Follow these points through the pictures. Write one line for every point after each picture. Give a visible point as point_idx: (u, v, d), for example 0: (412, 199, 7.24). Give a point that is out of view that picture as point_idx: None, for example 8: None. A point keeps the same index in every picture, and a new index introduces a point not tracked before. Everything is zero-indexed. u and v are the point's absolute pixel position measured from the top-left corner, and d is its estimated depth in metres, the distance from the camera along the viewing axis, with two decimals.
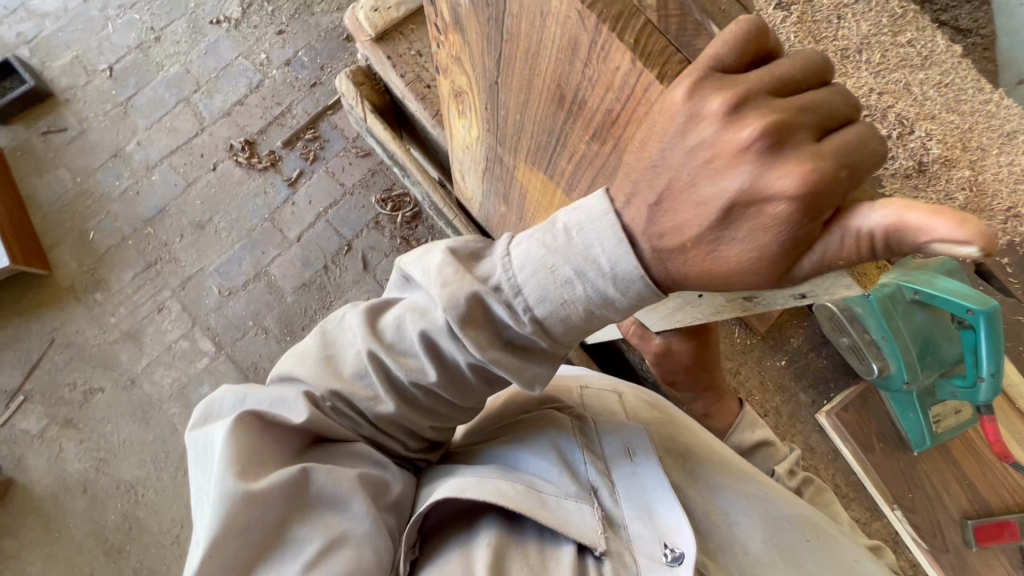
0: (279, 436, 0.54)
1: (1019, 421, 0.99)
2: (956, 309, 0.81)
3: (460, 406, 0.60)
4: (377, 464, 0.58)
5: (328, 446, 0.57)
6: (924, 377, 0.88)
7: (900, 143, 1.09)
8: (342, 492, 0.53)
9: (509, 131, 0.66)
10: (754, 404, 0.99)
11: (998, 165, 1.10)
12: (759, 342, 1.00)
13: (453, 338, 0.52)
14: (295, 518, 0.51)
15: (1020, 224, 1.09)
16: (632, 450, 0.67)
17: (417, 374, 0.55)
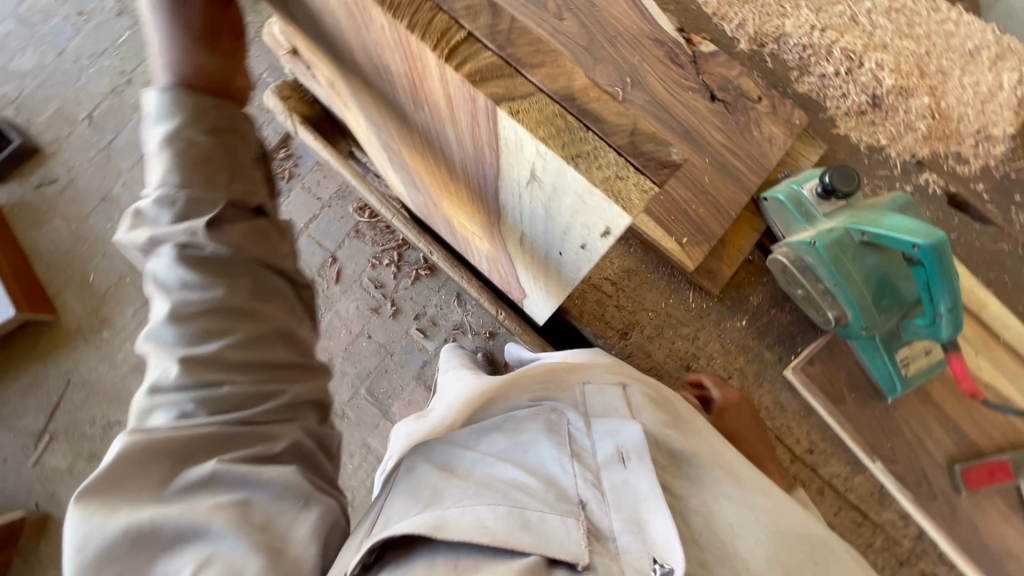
0: (129, 484, 0.48)
1: (1005, 356, 0.93)
2: (902, 245, 0.76)
3: (231, 301, 0.53)
4: (243, 478, 0.51)
5: (176, 473, 0.50)
6: (883, 321, 0.83)
7: (849, 80, 1.03)
8: (198, 526, 0.48)
9: (381, 129, 0.60)
10: (716, 368, 0.96)
11: (961, 88, 1.02)
12: (717, 304, 0.97)
13: (158, 252, 0.53)
14: (163, 556, 0.47)
15: (992, 146, 1.02)
16: (625, 455, 0.64)
17: (179, 343, 0.52)
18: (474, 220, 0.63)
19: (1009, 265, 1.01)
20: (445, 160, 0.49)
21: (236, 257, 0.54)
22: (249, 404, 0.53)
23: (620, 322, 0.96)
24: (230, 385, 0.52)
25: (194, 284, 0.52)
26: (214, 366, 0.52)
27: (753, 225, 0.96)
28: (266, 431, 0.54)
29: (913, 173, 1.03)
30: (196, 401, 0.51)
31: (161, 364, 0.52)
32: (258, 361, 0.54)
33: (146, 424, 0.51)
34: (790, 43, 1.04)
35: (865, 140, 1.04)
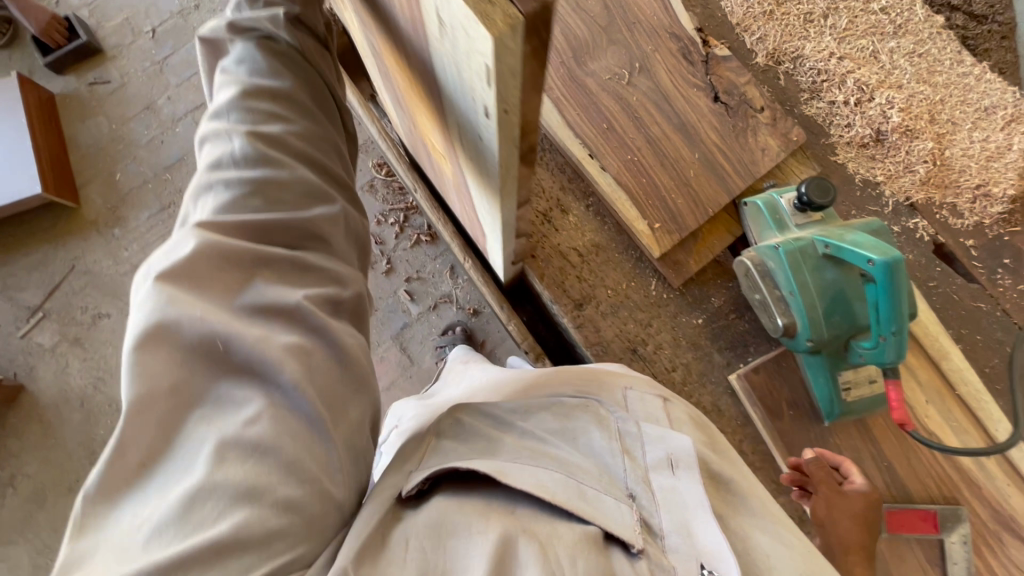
0: (204, 285, 0.45)
1: (957, 410, 0.91)
2: (859, 261, 0.76)
3: (304, 99, 0.54)
4: (316, 331, 0.48)
5: (249, 289, 0.47)
6: (831, 337, 0.83)
7: (857, 111, 1.04)
8: (267, 364, 0.43)
9: (367, 24, 0.60)
10: (662, 358, 0.96)
11: (969, 141, 1.01)
12: (677, 297, 0.98)
13: (241, 40, 0.54)
14: (224, 382, 0.43)
15: (991, 204, 1.00)
16: (674, 463, 0.61)
17: (249, 120, 0.51)
18: (437, 131, 0.65)
19: (983, 325, 0.99)
20: (402, 41, 0.51)
21: (302, 59, 0.54)
22: (305, 204, 0.52)
23: (576, 293, 0.98)
24: (303, 171, 0.52)
25: (266, 70, 0.53)
26: (279, 147, 0.52)
27: (729, 228, 0.98)
28: (333, 273, 0.54)
29: (904, 216, 1.03)
30: (261, 184, 0.50)
31: (226, 143, 0.51)
32: (315, 160, 0.54)
33: (202, 196, 0.50)
34: (806, 65, 1.06)
35: (861, 173, 1.04)
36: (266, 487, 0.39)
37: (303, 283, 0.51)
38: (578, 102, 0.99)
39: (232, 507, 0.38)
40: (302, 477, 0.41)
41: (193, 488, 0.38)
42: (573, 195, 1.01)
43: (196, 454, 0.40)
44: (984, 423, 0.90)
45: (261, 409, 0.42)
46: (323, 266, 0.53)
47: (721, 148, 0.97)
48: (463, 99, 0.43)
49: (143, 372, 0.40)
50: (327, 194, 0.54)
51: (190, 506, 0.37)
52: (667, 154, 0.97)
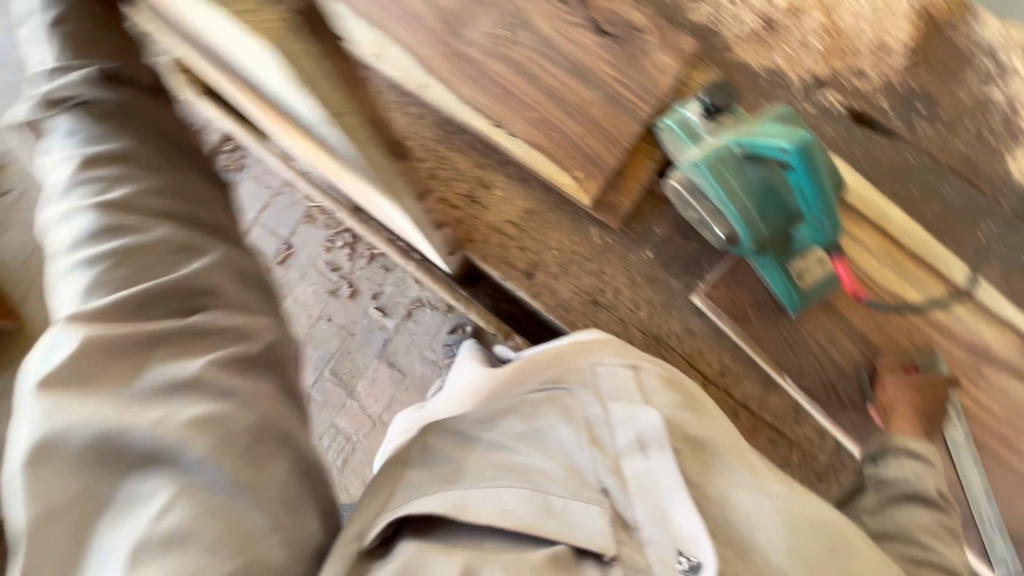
0: (88, 383, 0.42)
1: (911, 265, 0.93)
2: (773, 153, 0.78)
3: (148, 154, 0.52)
4: (229, 399, 0.46)
5: (143, 373, 0.45)
6: (771, 232, 0.84)
7: (741, 5, 1.04)
8: (169, 452, 0.42)
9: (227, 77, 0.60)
10: (624, 301, 0.96)
11: (856, 4, 1.01)
12: (620, 238, 0.97)
13: (53, 109, 0.50)
14: (138, 480, 0.42)
15: (892, 58, 1.01)
16: (646, 445, 0.63)
17: (87, 187, 0.48)
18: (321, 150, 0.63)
19: (917, 177, 0.99)
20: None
21: (129, 114, 0.52)
22: (177, 259, 0.49)
23: (524, 263, 0.97)
24: (162, 229, 0.49)
25: (95, 132, 0.50)
26: (128, 204, 0.48)
27: (651, 154, 0.97)
28: (241, 330, 0.50)
29: (815, 92, 1.03)
30: (117, 251, 0.47)
31: (70, 216, 0.47)
32: (174, 208, 0.51)
33: (60, 277, 0.47)
34: None
35: (762, 64, 1.03)
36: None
37: (196, 351, 0.47)
38: (464, 73, 0.96)
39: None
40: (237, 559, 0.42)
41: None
42: (493, 168, 0.99)
43: (123, 559, 0.40)
44: (940, 272, 0.92)
45: (177, 499, 0.42)
46: (229, 324, 0.49)
47: (621, 80, 0.96)
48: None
49: (35, 495, 0.39)
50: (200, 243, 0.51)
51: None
52: (568, 100, 0.95)
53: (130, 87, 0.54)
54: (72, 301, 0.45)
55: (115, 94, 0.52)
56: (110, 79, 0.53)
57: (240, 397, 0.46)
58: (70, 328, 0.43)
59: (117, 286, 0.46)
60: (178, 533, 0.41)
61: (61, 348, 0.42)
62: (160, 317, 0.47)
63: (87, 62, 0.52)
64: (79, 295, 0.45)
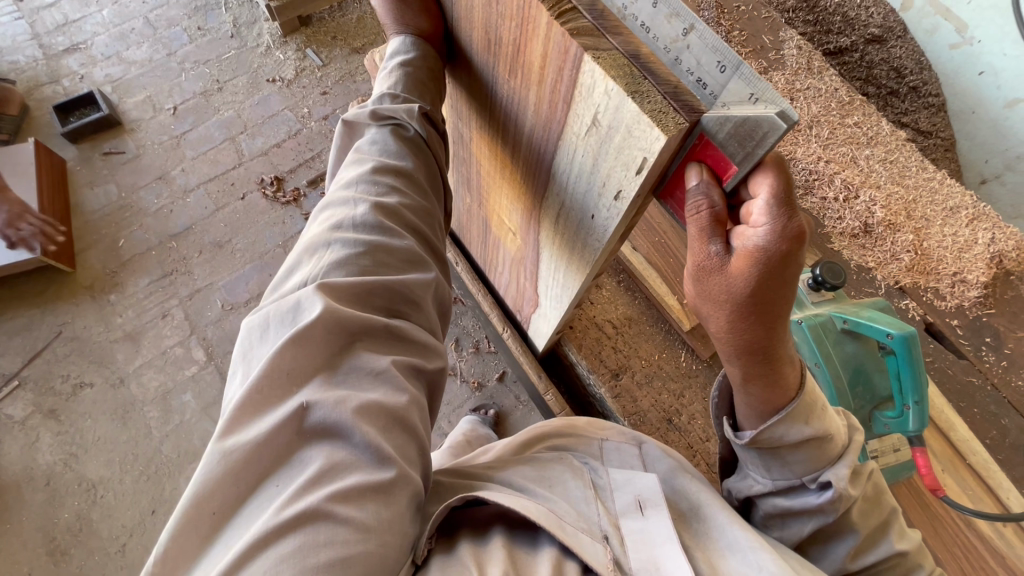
0: (310, 349, 0.52)
1: (970, 478, 0.97)
2: (877, 335, 0.84)
3: (420, 185, 0.62)
4: (398, 391, 0.55)
5: (354, 357, 0.54)
6: (855, 406, 0.90)
7: (845, 206, 1.19)
8: (343, 426, 0.50)
9: (471, 142, 0.72)
10: (695, 428, 0.99)
11: (942, 235, 1.17)
12: (705, 367, 1.03)
13: (373, 123, 0.62)
14: (307, 443, 0.50)
15: (968, 289, 1.14)
16: (643, 505, 0.65)
17: (374, 192, 0.58)
18: (518, 214, 0.73)
19: (977, 399, 1.07)
20: (511, 135, 0.59)
21: (423, 146, 0.63)
22: (405, 270, 0.59)
23: (612, 363, 1.02)
24: (407, 242, 0.59)
25: (393, 152, 0.60)
26: (396, 217, 0.59)
27: None
28: (424, 345, 0.61)
29: (896, 297, 1.14)
30: (372, 248, 0.57)
31: (348, 207, 0.58)
32: (419, 231, 0.62)
33: (321, 251, 0.57)
34: (799, 166, 1.23)
35: (855, 260, 1.17)
36: (315, 552, 0.43)
37: (391, 347, 0.57)
38: None
39: (291, 556, 0.42)
40: (354, 543, 0.45)
41: (256, 539, 0.43)
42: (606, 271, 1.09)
43: (266, 509, 0.46)
44: (995, 491, 0.95)
45: (326, 469, 0.48)
46: (415, 335, 0.60)
47: None
48: (591, 184, 0.50)
49: (235, 435, 0.48)
50: (422, 262, 0.62)
51: (251, 554, 0.42)
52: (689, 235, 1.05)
53: (430, 123, 0.63)
54: (325, 270, 0.55)
55: (421, 128, 0.61)
56: (426, 116, 0.62)
57: (406, 394, 0.55)
58: (320, 294, 0.53)
59: (361, 274, 0.56)
60: (313, 500, 0.45)
61: (313, 309, 0.52)
62: (378, 310, 0.57)
63: (414, 98, 0.60)
64: (334, 268, 0.56)
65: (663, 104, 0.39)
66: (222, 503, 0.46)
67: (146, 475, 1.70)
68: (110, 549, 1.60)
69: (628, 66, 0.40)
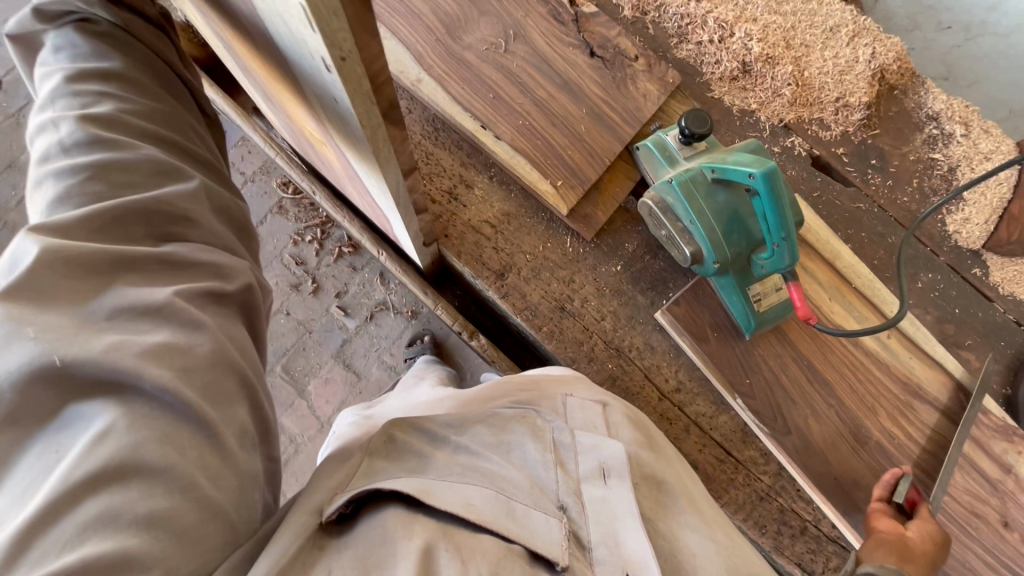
0: (55, 295, 0.41)
1: (858, 302, 0.99)
2: (740, 178, 0.81)
3: (146, 82, 0.53)
4: (192, 327, 0.44)
5: (111, 293, 0.43)
6: (733, 255, 0.87)
7: (723, 47, 1.10)
8: (123, 373, 0.39)
9: (233, 45, 0.61)
10: (590, 310, 0.97)
11: (823, 59, 1.10)
12: (592, 248, 1.00)
13: (50, 25, 0.52)
14: (75, 399, 0.39)
15: (852, 113, 1.10)
16: (608, 473, 0.62)
17: (79, 105, 0.49)
18: (310, 118, 0.62)
19: (864, 224, 1.08)
20: (240, 20, 0.49)
21: (130, 37, 0.54)
22: (156, 182, 0.49)
23: (496, 264, 0.97)
24: (147, 149, 0.50)
25: (89, 51, 0.51)
26: (120, 126, 0.49)
27: (628, 174, 1.01)
28: (215, 264, 0.50)
29: (781, 136, 1.10)
30: (99, 169, 0.47)
31: (53, 132, 0.48)
32: (163, 137, 0.52)
33: (36, 193, 0.47)
34: (669, 12, 1.12)
35: (738, 105, 1.10)
36: (131, 509, 0.37)
37: (173, 276, 0.47)
38: (458, 74, 0.98)
39: (93, 524, 0.35)
40: (176, 495, 0.38)
41: (34, 520, 0.35)
42: (475, 169, 1.01)
43: (48, 476, 0.36)
44: (880, 308, 0.99)
45: (113, 426, 0.38)
46: (200, 256, 0.49)
47: (607, 100, 1.00)
48: (307, 63, 0.41)
49: None
50: (180, 172, 0.51)
51: (34, 537, 0.34)
52: (554, 111, 0.98)
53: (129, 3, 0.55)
54: (47, 209, 0.46)
55: (109, 14, 0.53)
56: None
57: (204, 332, 0.45)
58: (35, 238, 0.41)
59: (91, 203, 0.46)
60: (101, 461, 0.36)
61: (26, 257, 0.40)
62: (142, 242, 0.47)
63: None
64: (56, 206, 0.45)
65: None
66: None
67: None
68: None
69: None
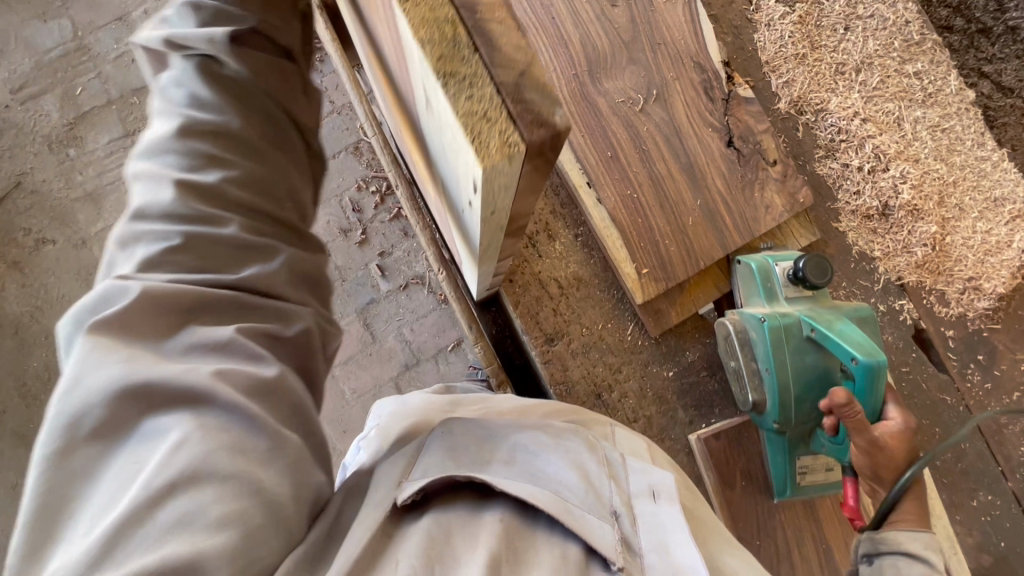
0: (135, 331, 0.41)
1: None
2: (842, 354, 0.73)
3: (253, 140, 0.48)
4: (256, 355, 0.44)
5: (193, 328, 0.43)
6: (796, 422, 0.81)
7: (869, 179, 0.99)
8: (199, 389, 0.40)
9: (382, 80, 0.62)
10: (625, 408, 0.92)
11: (973, 230, 0.98)
12: (652, 346, 0.93)
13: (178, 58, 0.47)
14: (148, 415, 0.39)
15: (979, 298, 0.98)
16: (656, 492, 0.58)
17: (185, 165, 0.45)
18: (435, 196, 0.67)
19: (942, 418, 0.98)
20: (403, 91, 0.50)
21: (258, 86, 0.48)
22: (236, 264, 0.46)
23: (550, 327, 0.92)
24: (237, 227, 0.46)
25: (211, 100, 0.46)
26: (218, 200, 0.46)
27: (717, 283, 0.93)
28: (283, 312, 0.48)
29: (892, 295, 1.00)
30: (189, 241, 0.44)
31: (154, 189, 0.45)
32: (258, 208, 0.48)
33: (124, 254, 0.44)
34: (827, 121, 1.01)
35: (860, 245, 1.00)
36: (205, 514, 0.36)
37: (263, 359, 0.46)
38: (584, 120, 0.91)
39: (174, 528, 0.35)
40: (245, 497, 0.38)
41: (108, 538, 0.33)
42: (564, 221, 0.95)
43: (116, 497, 0.36)
44: None
45: (188, 436, 0.38)
46: (269, 305, 0.47)
47: (726, 200, 0.92)
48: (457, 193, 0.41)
49: (69, 403, 0.37)
50: (264, 251, 0.48)
51: (107, 556, 0.33)
52: (667, 193, 0.91)
53: (264, 41, 0.48)
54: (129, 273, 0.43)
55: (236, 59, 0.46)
56: (248, 36, 0.47)
57: (269, 361, 0.45)
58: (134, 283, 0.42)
59: (181, 273, 0.44)
60: (178, 473, 0.36)
61: (124, 297, 0.41)
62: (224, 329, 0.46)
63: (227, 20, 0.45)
64: (146, 273, 0.43)
65: (498, 108, 0.29)
66: (57, 500, 0.35)
67: None
68: None
69: (453, 24, 0.30)
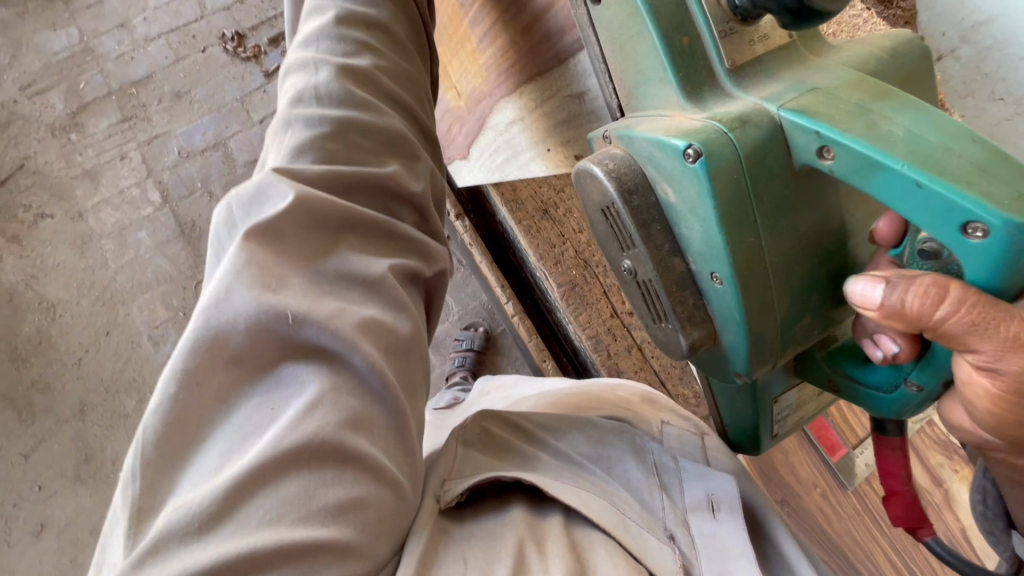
0: (287, 241, 0.53)
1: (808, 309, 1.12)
2: (948, 236, 0.49)
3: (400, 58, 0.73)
4: (395, 307, 0.56)
5: (333, 252, 0.55)
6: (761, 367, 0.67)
7: None
8: (345, 343, 0.49)
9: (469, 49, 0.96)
10: (570, 221, 1.13)
11: None
12: None
13: None
14: (290, 359, 0.48)
15: None
16: (717, 507, 0.70)
17: (338, 51, 0.67)
18: (471, 80, 0.99)
19: None
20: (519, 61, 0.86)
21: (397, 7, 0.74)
22: (381, 162, 0.64)
23: None
24: (396, 122, 0.67)
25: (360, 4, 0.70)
26: (372, 83, 0.67)
27: None
28: (422, 247, 0.64)
29: None
30: (344, 124, 0.62)
31: (312, 73, 0.65)
32: (403, 102, 0.70)
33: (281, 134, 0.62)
34: None
35: None
36: (322, 492, 0.44)
37: (383, 246, 0.60)
38: None
39: (294, 498, 0.43)
40: (357, 484, 0.46)
41: (248, 480, 0.42)
42: None
43: (262, 434, 0.45)
44: None
45: (324, 399, 0.47)
46: (410, 236, 0.63)
47: None
48: (565, 105, 0.83)
49: (216, 335, 0.46)
50: (400, 145, 0.67)
51: (236, 505, 0.42)
52: None
53: None
54: (294, 159, 0.59)
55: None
56: None
57: (405, 315, 0.56)
58: (289, 186, 0.55)
59: (326, 162, 0.60)
60: (315, 427, 0.45)
61: (283, 199, 0.53)
62: (358, 201, 0.61)
63: None
64: (296, 156, 0.59)
65: None
66: (203, 427, 0.45)
67: (102, 301, 1.86)
68: (66, 361, 1.80)
69: None
